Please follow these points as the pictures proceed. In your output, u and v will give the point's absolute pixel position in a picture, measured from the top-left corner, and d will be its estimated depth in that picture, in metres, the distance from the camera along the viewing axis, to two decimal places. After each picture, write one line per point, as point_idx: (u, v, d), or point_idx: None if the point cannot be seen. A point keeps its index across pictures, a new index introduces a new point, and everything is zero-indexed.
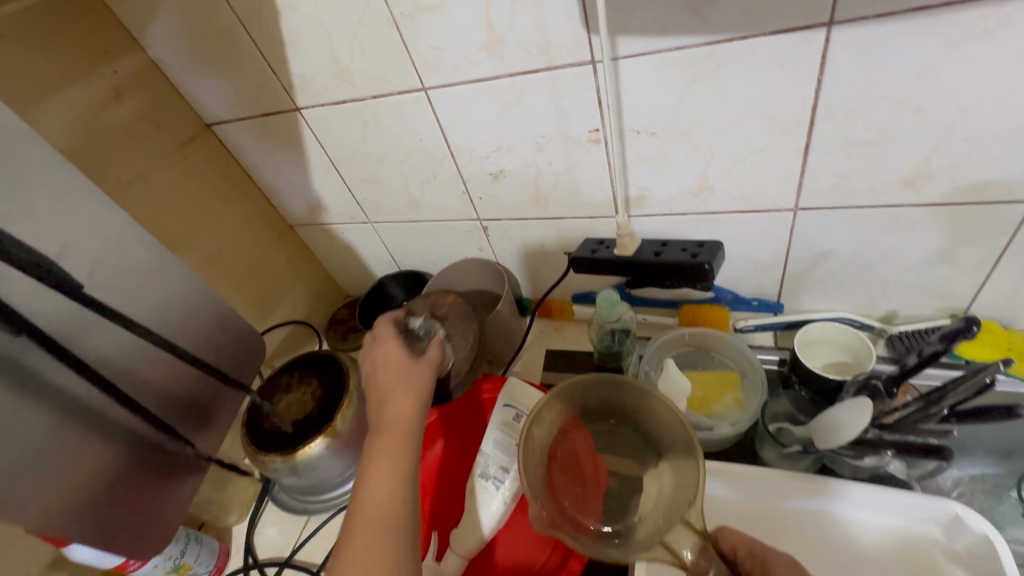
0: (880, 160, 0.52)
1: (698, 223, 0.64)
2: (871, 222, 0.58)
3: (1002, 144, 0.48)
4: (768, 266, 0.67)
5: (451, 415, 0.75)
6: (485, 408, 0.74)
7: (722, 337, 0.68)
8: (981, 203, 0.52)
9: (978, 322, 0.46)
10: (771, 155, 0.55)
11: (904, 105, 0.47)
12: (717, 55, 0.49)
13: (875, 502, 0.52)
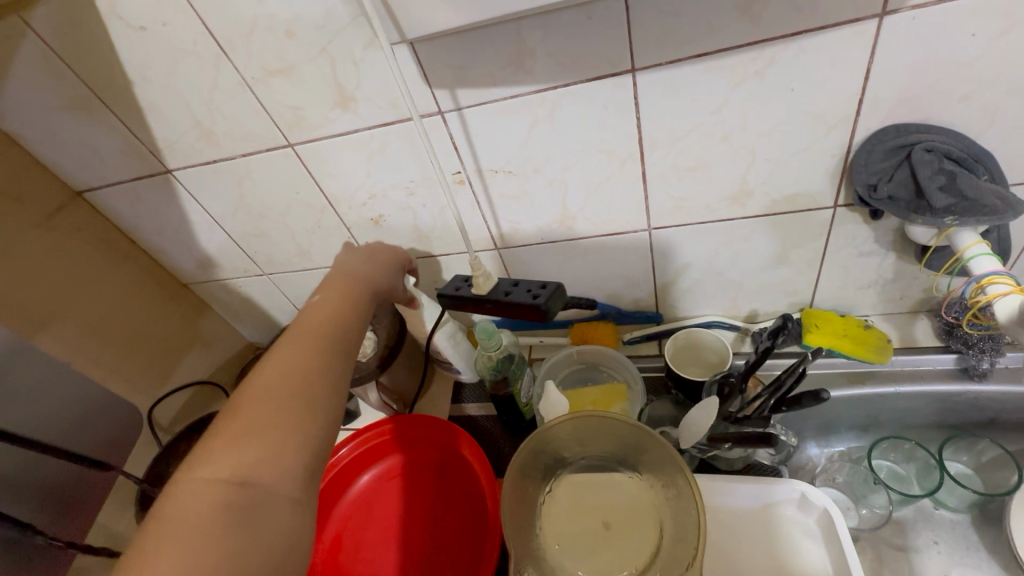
0: (705, 181, 0.58)
1: (569, 249, 0.69)
2: (715, 236, 0.64)
3: (798, 162, 0.55)
4: (640, 280, 0.72)
5: (352, 466, 0.73)
6: (388, 449, 0.75)
7: (607, 353, 0.72)
8: (795, 212, 0.59)
9: (791, 318, 0.60)
10: (616, 184, 0.60)
11: (713, 134, 0.54)
12: (548, 101, 0.54)
13: (731, 491, 0.57)
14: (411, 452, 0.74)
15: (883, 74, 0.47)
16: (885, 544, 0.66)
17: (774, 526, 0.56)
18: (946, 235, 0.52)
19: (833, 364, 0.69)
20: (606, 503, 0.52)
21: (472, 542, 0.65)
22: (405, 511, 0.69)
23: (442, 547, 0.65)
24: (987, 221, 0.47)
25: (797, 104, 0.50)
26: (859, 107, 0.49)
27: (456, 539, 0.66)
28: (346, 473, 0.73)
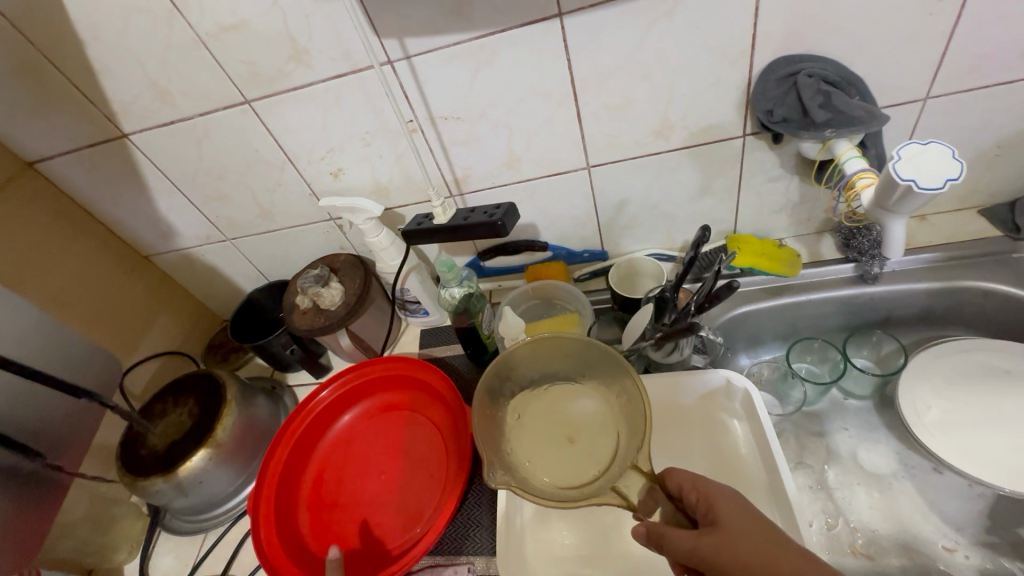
0: (633, 118, 0.66)
1: (518, 192, 0.75)
2: (646, 170, 0.72)
3: (709, 95, 0.63)
4: (585, 219, 0.79)
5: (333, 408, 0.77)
6: (367, 389, 0.79)
7: (560, 286, 0.80)
8: (712, 142, 0.68)
9: (709, 230, 0.61)
10: (555, 125, 0.67)
11: (634, 72, 0.61)
12: (487, 46, 0.59)
13: (666, 387, 0.65)
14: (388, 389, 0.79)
15: (769, 10, 0.55)
16: (805, 431, 0.76)
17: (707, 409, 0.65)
18: (828, 146, 0.61)
19: (755, 281, 0.78)
20: (568, 417, 0.58)
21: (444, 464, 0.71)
22: (384, 443, 0.75)
23: (418, 472, 0.71)
24: (853, 130, 0.57)
25: (702, 41, 0.58)
26: (753, 41, 0.58)
27: (431, 462, 0.71)
28: (322, 413, 0.77)
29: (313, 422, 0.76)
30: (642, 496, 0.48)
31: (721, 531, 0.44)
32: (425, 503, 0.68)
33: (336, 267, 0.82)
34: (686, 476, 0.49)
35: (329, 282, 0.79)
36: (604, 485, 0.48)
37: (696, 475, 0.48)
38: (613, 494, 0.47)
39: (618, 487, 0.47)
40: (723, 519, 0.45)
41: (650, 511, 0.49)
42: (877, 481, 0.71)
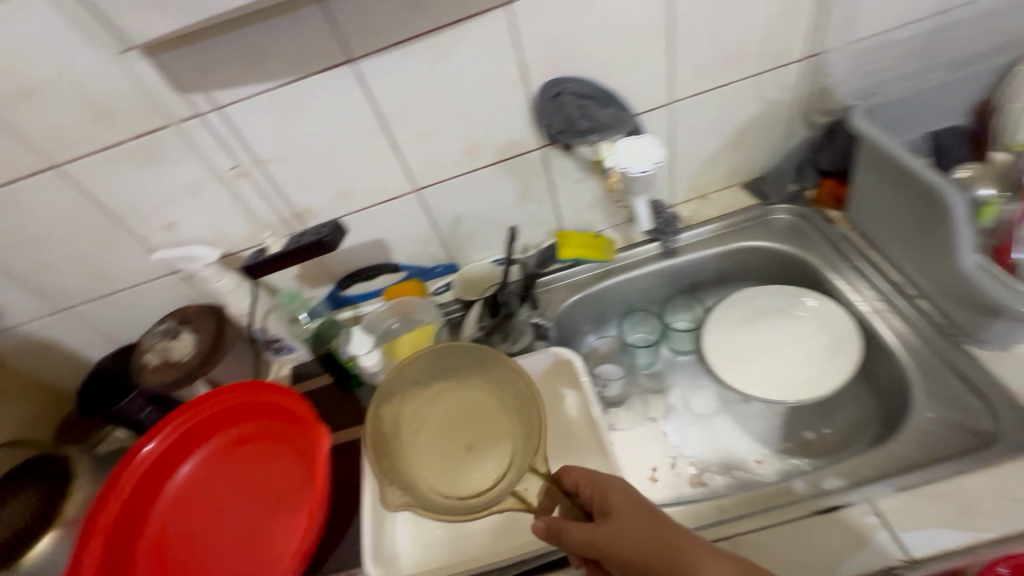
0: (443, 142, 0.75)
1: (358, 219, 0.81)
2: (469, 186, 0.81)
3: (502, 116, 0.73)
4: (428, 236, 0.87)
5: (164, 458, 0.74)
6: (199, 432, 0.77)
7: (414, 301, 0.86)
8: (517, 155, 0.79)
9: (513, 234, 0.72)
10: (375, 155, 0.74)
11: (432, 103, 0.70)
12: (293, 92, 0.65)
13: None
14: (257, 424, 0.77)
15: (529, 44, 0.67)
16: (646, 390, 0.88)
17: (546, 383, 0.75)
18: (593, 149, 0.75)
19: (584, 269, 0.90)
20: (467, 423, 0.66)
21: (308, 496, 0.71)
22: (247, 475, 0.74)
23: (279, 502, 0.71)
24: (611, 133, 0.71)
25: (481, 72, 0.68)
26: (523, 69, 0.69)
27: (294, 491, 0.71)
28: (175, 449, 0.75)
29: (167, 457, 0.74)
30: (540, 497, 0.55)
31: (617, 518, 0.50)
32: (284, 536, 0.68)
33: (187, 318, 0.82)
34: (581, 473, 0.53)
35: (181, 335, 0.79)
36: (503, 491, 0.56)
37: (589, 470, 0.54)
38: (514, 498, 0.54)
39: (518, 491, 0.55)
40: (617, 509, 0.50)
41: (548, 509, 0.54)
42: (704, 420, 0.83)
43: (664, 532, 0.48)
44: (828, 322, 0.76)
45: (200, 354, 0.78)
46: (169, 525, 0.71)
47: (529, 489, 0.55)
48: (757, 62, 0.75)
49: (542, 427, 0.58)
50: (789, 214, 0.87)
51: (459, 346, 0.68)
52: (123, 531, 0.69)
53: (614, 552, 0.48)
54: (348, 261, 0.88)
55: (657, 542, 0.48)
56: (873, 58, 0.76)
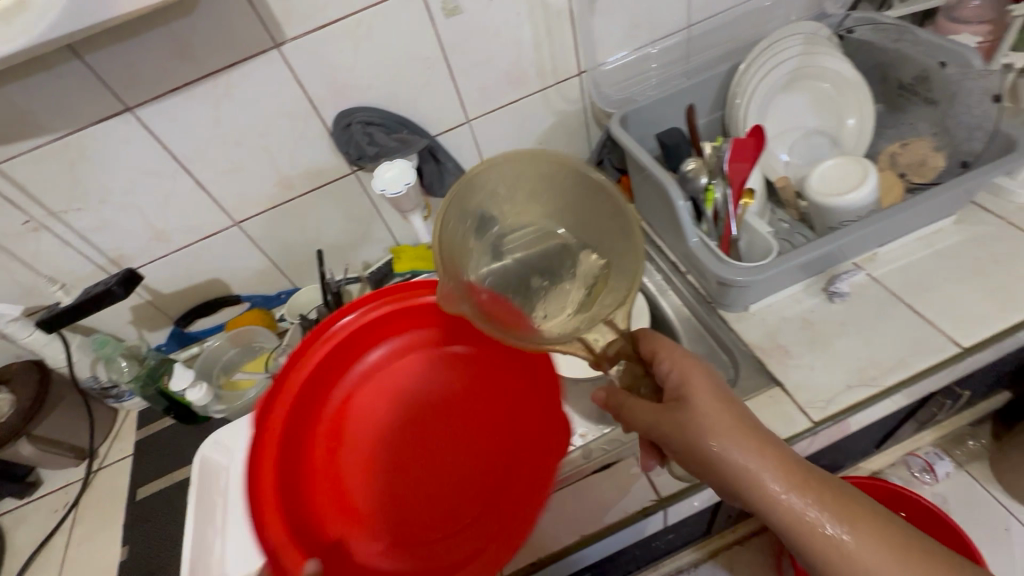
0: (251, 176, 0.78)
1: (181, 257, 0.83)
2: (290, 215, 0.85)
3: (304, 147, 0.78)
4: (263, 265, 0.90)
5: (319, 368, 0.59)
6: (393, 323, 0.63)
7: (252, 330, 0.87)
8: (331, 182, 0.84)
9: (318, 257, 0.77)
10: (182, 196, 0.77)
11: (228, 141, 0.74)
12: (73, 143, 0.67)
13: None
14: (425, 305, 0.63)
15: (310, 81, 0.72)
16: None
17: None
18: None
19: None
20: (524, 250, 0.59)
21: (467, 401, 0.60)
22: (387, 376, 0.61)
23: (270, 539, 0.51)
24: (399, 155, 0.76)
25: (269, 109, 0.73)
26: (312, 104, 0.74)
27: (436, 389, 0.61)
28: (369, 332, 0.63)
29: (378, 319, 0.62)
30: (612, 348, 0.49)
31: (698, 398, 0.47)
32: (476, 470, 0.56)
33: (10, 378, 0.80)
34: (668, 349, 0.50)
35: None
36: (592, 322, 0.50)
37: (671, 347, 0.50)
38: (579, 343, 0.48)
39: (586, 338, 0.48)
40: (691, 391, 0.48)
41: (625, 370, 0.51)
42: None
43: (736, 418, 0.47)
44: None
45: (18, 412, 0.75)
46: (349, 410, 0.59)
47: (598, 337, 0.49)
48: (537, 80, 0.84)
49: (633, 278, 0.48)
50: None
51: (512, 157, 0.54)
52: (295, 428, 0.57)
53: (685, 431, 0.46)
54: (183, 299, 0.89)
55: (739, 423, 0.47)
56: (638, 69, 0.87)
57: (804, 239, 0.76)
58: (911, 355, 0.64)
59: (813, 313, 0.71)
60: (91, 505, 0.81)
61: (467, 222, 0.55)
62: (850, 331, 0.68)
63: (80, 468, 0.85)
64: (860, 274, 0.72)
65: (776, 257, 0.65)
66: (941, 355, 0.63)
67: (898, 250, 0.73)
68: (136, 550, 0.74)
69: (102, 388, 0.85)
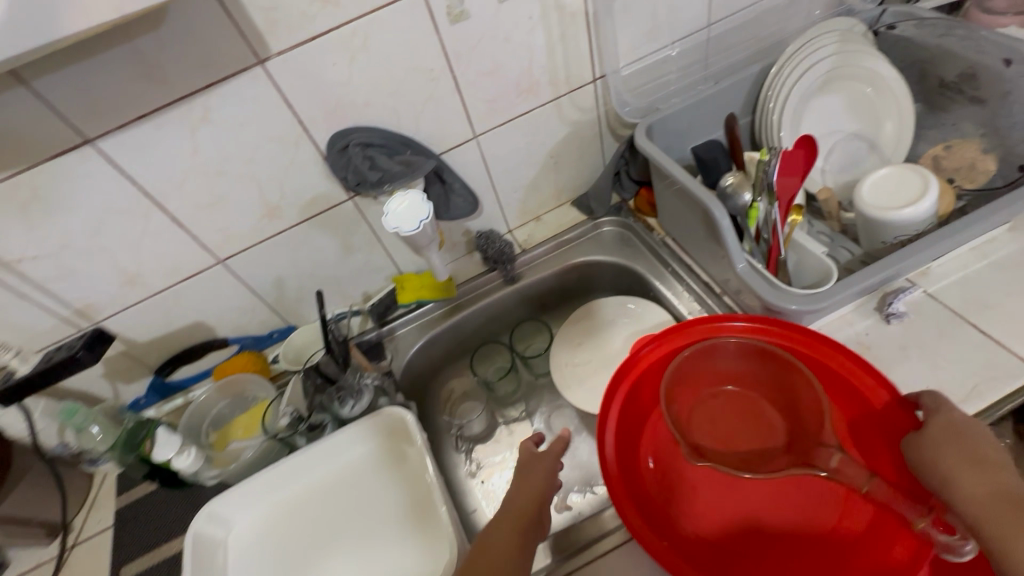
0: (234, 210, 0.69)
1: (158, 303, 0.74)
2: (280, 248, 0.76)
3: (294, 174, 0.69)
4: (251, 305, 0.81)
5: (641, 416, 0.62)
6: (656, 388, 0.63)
7: (244, 377, 0.78)
8: (326, 210, 0.75)
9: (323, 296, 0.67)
10: (156, 235, 0.67)
11: (207, 172, 0.64)
12: (23, 184, 0.58)
13: (344, 442, 0.70)
14: (704, 353, 0.58)
15: (299, 101, 0.63)
16: (509, 419, 0.89)
17: (372, 423, 0.69)
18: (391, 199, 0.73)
19: (429, 310, 0.88)
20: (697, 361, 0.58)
21: (850, 402, 0.57)
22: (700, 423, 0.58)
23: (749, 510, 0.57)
24: (403, 181, 0.69)
25: (254, 134, 0.64)
26: (302, 126, 0.65)
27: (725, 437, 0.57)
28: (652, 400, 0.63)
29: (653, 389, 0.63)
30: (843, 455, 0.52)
31: (934, 434, 0.47)
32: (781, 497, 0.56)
33: None
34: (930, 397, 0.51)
35: None
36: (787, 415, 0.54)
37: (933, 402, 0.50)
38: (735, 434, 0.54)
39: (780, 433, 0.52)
40: (935, 422, 0.48)
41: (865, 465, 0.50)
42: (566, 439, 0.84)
43: (976, 444, 0.45)
44: (649, 320, 0.81)
45: None
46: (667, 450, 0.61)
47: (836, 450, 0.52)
48: (549, 89, 0.77)
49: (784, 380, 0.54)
50: (615, 226, 0.90)
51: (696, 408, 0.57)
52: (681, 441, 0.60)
53: (925, 457, 0.47)
54: (161, 346, 0.79)
55: (976, 450, 0.45)
56: (657, 73, 0.80)
57: (848, 253, 0.70)
58: (983, 382, 0.58)
59: (868, 336, 0.65)
60: None
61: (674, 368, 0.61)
62: (912, 357, 0.62)
63: (52, 546, 0.75)
64: (916, 291, 0.66)
65: (836, 281, 0.58)
66: (1016, 381, 0.57)
67: (951, 262, 0.68)
68: None
69: (72, 454, 0.77)
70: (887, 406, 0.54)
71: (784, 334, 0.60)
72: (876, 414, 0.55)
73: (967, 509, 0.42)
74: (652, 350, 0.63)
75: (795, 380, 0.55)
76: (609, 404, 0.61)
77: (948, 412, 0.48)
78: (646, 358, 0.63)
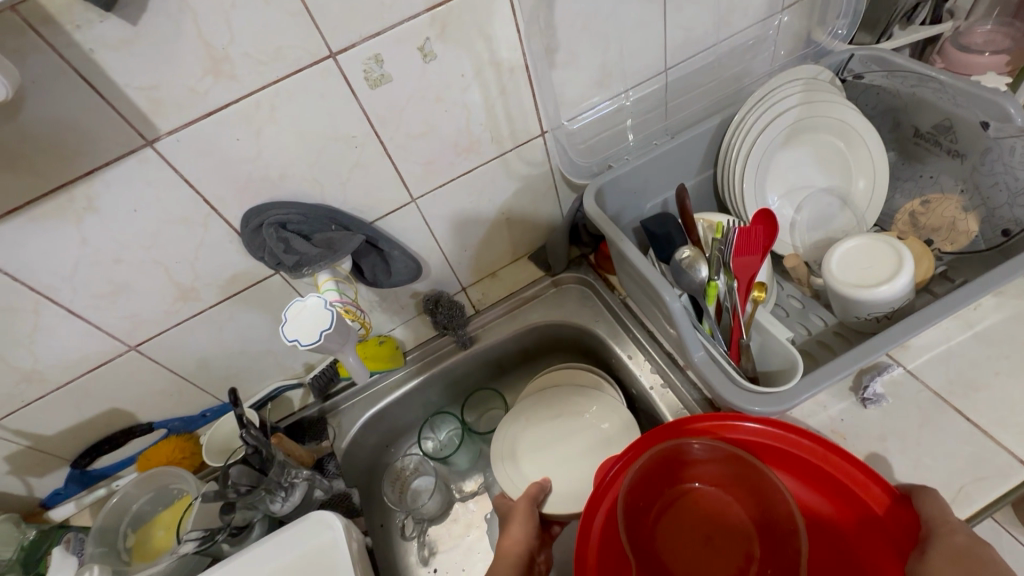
0: (141, 295, 0.62)
1: (64, 396, 0.67)
2: (201, 329, 0.69)
3: (206, 254, 0.62)
4: (176, 387, 0.74)
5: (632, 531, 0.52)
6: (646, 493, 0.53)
7: (167, 470, 0.72)
8: (250, 287, 0.68)
9: (238, 391, 0.61)
10: (52, 329, 0.60)
11: (102, 260, 0.58)
12: None
13: (259, 555, 0.62)
14: (671, 459, 0.52)
15: (202, 180, 0.56)
16: (465, 496, 0.82)
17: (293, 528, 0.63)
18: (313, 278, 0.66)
19: (374, 381, 0.81)
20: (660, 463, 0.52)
21: (851, 506, 0.48)
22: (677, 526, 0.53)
23: None
24: (325, 264, 0.63)
25: (152, 218, 0.57)
26: (209, 206, 0.59)
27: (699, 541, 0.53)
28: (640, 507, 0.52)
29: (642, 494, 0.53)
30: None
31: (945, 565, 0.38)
32: None
33: None
34: (935, 504, 0.42)
35: None
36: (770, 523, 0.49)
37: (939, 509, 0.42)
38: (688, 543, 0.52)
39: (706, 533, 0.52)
40: (938, 544, 0.39)
41: None
42: None
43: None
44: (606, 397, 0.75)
45: None
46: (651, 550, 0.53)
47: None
48: (492, 146, 0.70)
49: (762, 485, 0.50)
50: (575, 282, 0.84)
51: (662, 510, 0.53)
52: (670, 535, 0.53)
53: None
54: (76, 437, 0.72)
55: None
56: (611, 124, 0.73)
57: (822, 322, 0.64)
58: (971, 482, 0.52)
59: (844, 423, 0.58)
60: None
61: (664, 468, 0.53)
62: (892, 449, 0.55)
63: None
64: (895, 370, 0.60)
65: (801, 375, 0.52)
66: (1007, 483, 0.51)
67: (933, 333, 0.61)
68: None
69: None
70: (892, 515, 0.45)
71: (764, 432, 0.52)
72: (881, 525, 0.46)
73: None
74: (620, 468, 0.53)
75: (764, 484, 0.50)
76: (584, 536, 0.49)
77: (951, 528, 0.40)
78: (615, 482, 0.52)
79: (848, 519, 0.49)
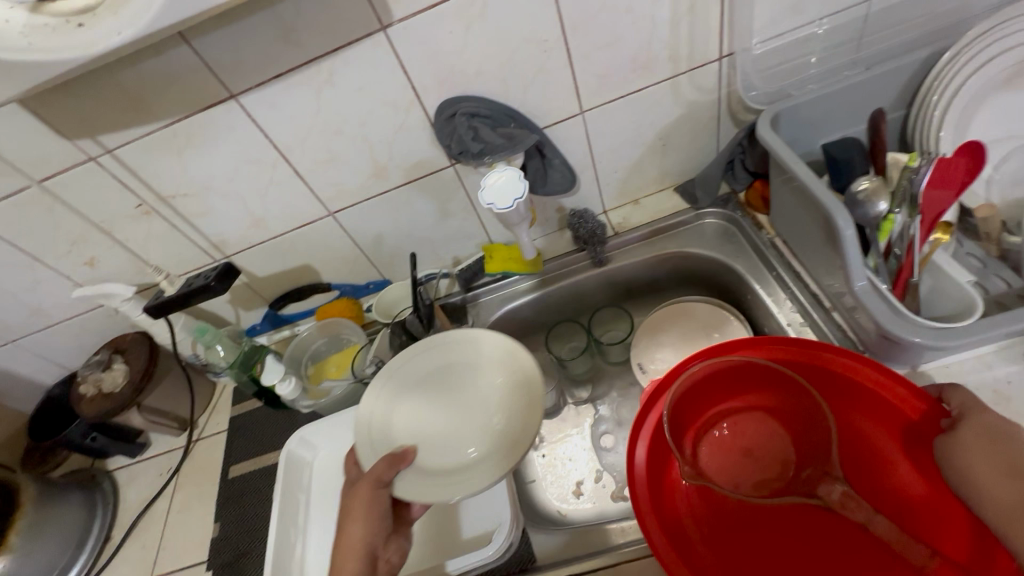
0: (346, 167, 0.74)
1: (276, 245, 0.82)
2: (383, 207, 0.81)
3: (403, 138, 0.72)
4: (354, 256, 0.87)
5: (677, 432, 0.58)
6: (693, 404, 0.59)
7: (342, 321, 0.86)
8: (428, 175, 0.78)
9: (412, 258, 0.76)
10: (279, 185, 0.74)
11: (325, 130, 0.69)
12: (181, 132, 0.66)
13: None
14: (716, 376, 0.58)
15: (415, 68, 0.65)
16: (577, 400, 0.88)
17: (500, 342, 0.68)
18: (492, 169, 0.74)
19: (515, 282, 0.89)
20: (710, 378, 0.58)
21: (883, 413, 0.54)
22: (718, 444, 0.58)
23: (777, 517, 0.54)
24: (505, 154, 0.70)
25: (371, 97, 0.67)
26: (414, 93, 0.67)
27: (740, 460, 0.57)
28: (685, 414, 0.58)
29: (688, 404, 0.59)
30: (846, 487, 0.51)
31: (966, 442, 0.46)
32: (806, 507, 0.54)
33: (124, 348, 0.84)
34: (964, 394, 0.49)
35: (117, 366, 0.81)
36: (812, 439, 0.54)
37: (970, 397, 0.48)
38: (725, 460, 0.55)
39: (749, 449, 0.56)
40: (969, 424, 0.47)
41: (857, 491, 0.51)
42: None
43: (1010, 454, 0.44)
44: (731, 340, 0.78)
45: (128, 382, 0.79)
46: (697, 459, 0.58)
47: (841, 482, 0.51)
48: (667, 66, 0.71)
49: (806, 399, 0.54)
50: (718, 218, 0.84)
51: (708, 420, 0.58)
52: (709, 452, 0.58)
53: (951, 457, 0.47)
54: (276, 283, 0.89)
55: (1008, 459, 0.44)
56: (796, 54, 0.71)
57: (1004, 284, 0.58)
58: None
59: (1010, 384, 0.55)
60: (190, 474, 0.85)
61: (712, 383, 0.59)
62: None
63: (181, 436, 0.90)
64: None
65: (978, 317, 0.50)
66: None
67: None
68: (226, 528, 0.76)
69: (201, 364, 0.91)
70: (924, 414, 0.52)
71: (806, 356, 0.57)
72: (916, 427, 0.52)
73: (993, 514, 0.43)
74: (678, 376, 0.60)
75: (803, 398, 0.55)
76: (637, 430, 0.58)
77: (981, 412, 0.47)
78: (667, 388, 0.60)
79: (883, 428, 0.55)
